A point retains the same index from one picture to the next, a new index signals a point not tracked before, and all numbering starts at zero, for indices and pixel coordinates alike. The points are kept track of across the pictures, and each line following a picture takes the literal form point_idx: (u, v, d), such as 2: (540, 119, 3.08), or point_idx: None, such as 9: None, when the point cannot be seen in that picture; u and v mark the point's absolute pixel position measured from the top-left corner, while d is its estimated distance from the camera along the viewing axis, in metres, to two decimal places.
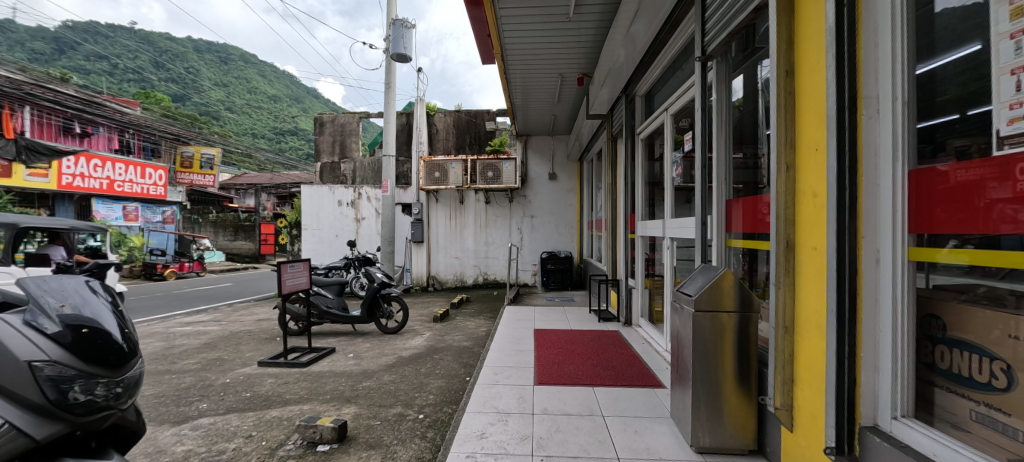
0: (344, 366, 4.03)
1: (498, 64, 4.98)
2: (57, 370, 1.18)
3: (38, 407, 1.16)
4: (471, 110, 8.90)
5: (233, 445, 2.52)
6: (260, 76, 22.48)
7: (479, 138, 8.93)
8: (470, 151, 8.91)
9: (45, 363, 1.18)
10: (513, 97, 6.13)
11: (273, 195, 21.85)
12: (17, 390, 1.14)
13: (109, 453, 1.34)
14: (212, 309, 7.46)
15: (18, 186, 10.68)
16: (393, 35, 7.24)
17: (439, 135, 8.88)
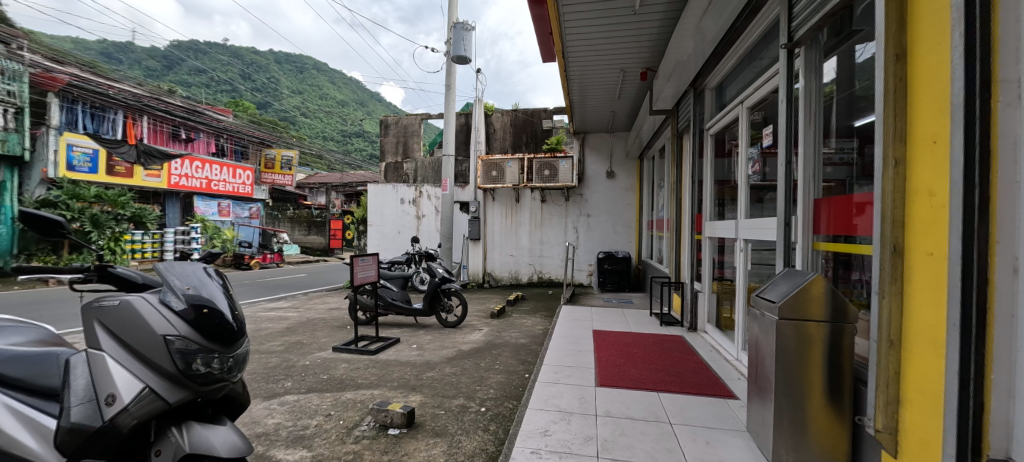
0: (408, 356, 4.24)
1: (558, 61, 4.92)
2: (185, 344, 1.36)
3: (170, 375, 1.34)
4: (528, 108, 8.93)
5: (315, 422, 2.75)
6: (329, 83, 24.34)
7: (535, 136, 8.94)
8: (527, 149, 8.94)
9: (176, 337, 1.36)
10: (571, 94, 6.05)
11: (341, 193, 23.42)
12: (156, 360, 1.34)
13: (223, 421, 1.51)
14: (289, 297, 8.14)
15: (137, 185, 12.21)
16: (454, 38, 7.46)
17: (497, 134, 8.99)
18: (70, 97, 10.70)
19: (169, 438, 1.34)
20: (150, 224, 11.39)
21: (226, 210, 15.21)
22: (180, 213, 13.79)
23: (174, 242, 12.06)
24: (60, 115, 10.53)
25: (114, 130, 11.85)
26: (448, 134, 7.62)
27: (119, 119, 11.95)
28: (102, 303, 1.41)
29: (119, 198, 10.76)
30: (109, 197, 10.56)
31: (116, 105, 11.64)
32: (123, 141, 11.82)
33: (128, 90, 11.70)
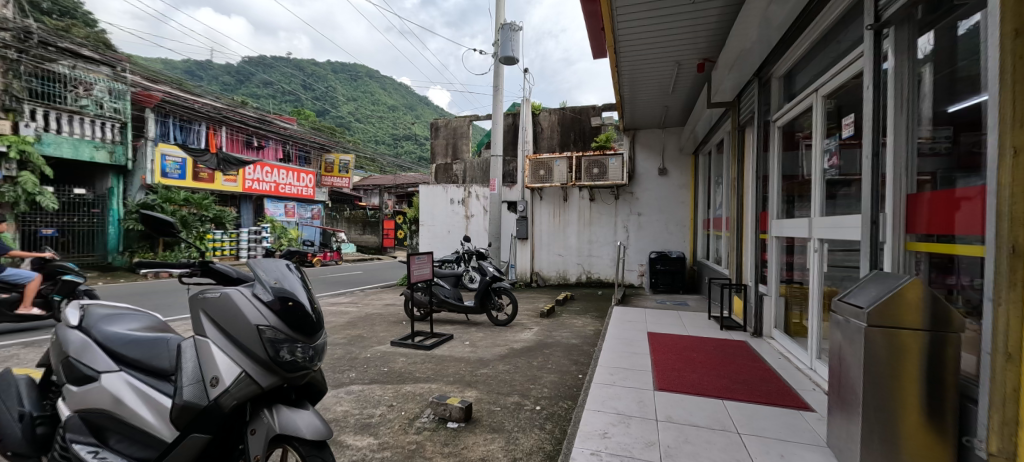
0: (462, 352, 4.34)
1: (608, 57, 4.82)
2: (274, 333, 1.50)
3: (262, 362, 1.48)
4: (576, 106, 8.81)
5: (379, 412, 2.90)
6: (381, 90, 25.51)
7: (583, 134, 8.80)
8: (575, 148, 8.82)
9: (266, 327, 1.50)
10: (620, 89, 5.89)
11: (393, 195, 24.43)
12: (251, 347, 1.49)
13: (305, 405, 1.67)
14: (347, 293, 8.59)
15: (218, 189, 13.63)
16: (502, 39, 7.52)
17: (544, 133, 8.94)
18: (163, 112, 12.28)
19: (263, 418, 1.50)
20: (228, 224, 12.79)
21: (291, 211, 16.41)
22: (252, 214, 15.08)
23: (248, 240, 13.42)
24: (155, 128, 12.08)
25: (199, 140, 13.37)
26: (496, 135, 7.72)
27: (203, 129, 13.42)
28: (205, 295, 1.58)
29: (204, 201, 12.06)
30: (195, 201, 11.84)
31: (200, 117, 13.20)
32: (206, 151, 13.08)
33: (210, 104, 13.39)
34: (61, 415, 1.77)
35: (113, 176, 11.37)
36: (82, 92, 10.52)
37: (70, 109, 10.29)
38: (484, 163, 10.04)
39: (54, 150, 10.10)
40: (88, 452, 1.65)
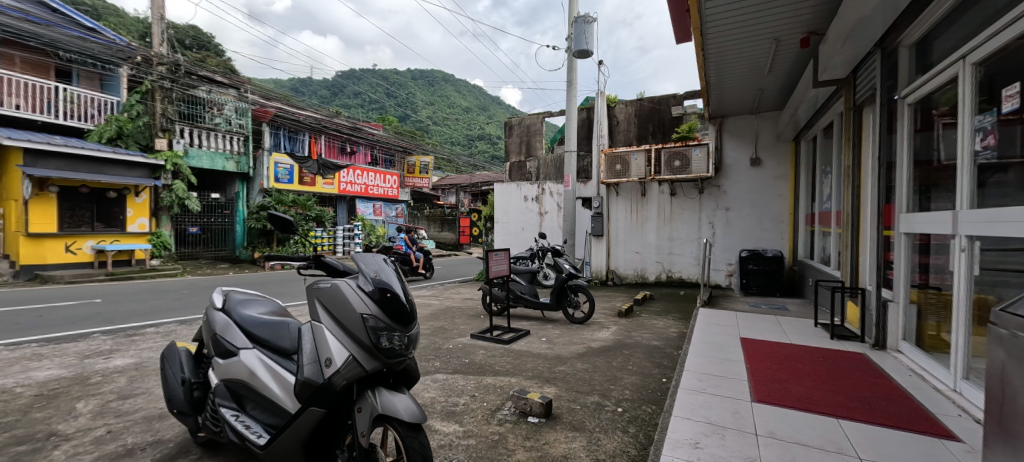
0: (539, 348, 4.36)
1: (694, 40, 4.50)
2: (375, 321, 1.65)
3: (366, 347, 1.65)
4: (654, 96, 8.35)
5: (463, 401, 3.02)
6: (456, 92, 26.57)
7: (663, 125, 8.32)
8: (654, 140, 8.36)
9: (369, 316, 1.66)
10: (707, 75, 5.47)
11: (468, 193, 25.30)
12: (356, 333, 1.65)
13: (402, 390, 1.82)
14: (428, 287, 9.06)
15: (318, 192, 15.10)
16: (575, 33, 7.38)
17: (620, 126, 8.60)
18: (276, 124, 14.16)
19: (367, 399, 1.67)
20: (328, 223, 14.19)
21: (378, 210, 17.69)
22: (346, 213, 16.55)
23: (343, 238, 14.81)
24: (269, 139, 13.84)
25: (303, 148, 15.15)
26: (571, 130, 7.61)
27: (306, 139, 15.22)
28: (319, 286, 1.79)
29: (307, 202, 13.50)
30: (301, 203, 13.27)
31: (304, 128, 14.85)
32: (308, 158, 14.70)
33: (313, 116, 14.90)
34: (211, 383, 2.10)
35: (239, 182, 13.36)
36: (216, 112, 12.64)
37: (208, 126, 12.38)
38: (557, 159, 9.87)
39: (197, 162, 12.15)
40: (232, 415, 1.96)
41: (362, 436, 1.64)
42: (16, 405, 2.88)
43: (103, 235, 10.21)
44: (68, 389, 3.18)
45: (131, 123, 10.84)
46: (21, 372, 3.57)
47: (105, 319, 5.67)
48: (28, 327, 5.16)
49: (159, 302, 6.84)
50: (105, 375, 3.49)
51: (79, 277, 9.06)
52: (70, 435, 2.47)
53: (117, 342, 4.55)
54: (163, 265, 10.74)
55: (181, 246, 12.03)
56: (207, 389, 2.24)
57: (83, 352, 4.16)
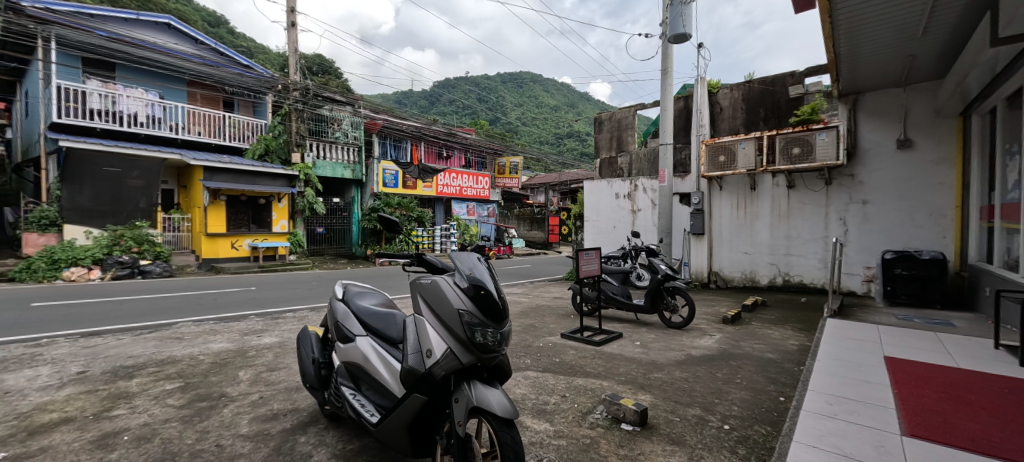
0: (634, 352, 4.13)
1: (819, 8, 3.91)
2: (470, 317, 1.74)
3: (462, 341, 1.74)
4: (767, 76, 7.39)
5: (553, 400, 2.97)
6: (544, 92, 26.66)
7: (779, 108, 7.30)
8: (766, 126, 7.40)
9: (464, 312, 1.75)
10: (836, 46, 4.71)
11: (557, 192, 25.23)
12: (453, 327, 1.74)
13: (495, 386, 1.85)
14: (520, 284, 9.20)
15: (419, 194, 16.23)
16: (671, 16, 6.86)
17: (724, 113, 7.82)
18: (384, 134, 15.63)
19: (463, 391, 1.72)
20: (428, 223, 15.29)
21: (471, 210, 18.48)
22: (443, 213, 17.54)
23: (440, 237, 15.75)
24: (378, 148, 15.29)
25: (405, 155, 16.44)
26: (666, 122, 7.12)
27: (407, 146, 16.45)
28: (421, 282, 1.92)
29: (410, 204, 14.74)
30: (405, 205, 14.58)
31: (407, 136, 16.12)
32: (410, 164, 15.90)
33: (414, 125, 16.07)
34: (336, 364, 2.34)
35: (353, 188, 14.95)
36: (337, 127, 14.37)
37: (330, 140, 14.11)
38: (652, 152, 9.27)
39: (323, 171, 13.93)
40: (350, 394, 2.14)
41: (459, 426, 1.67)
42: (201, 369, 3.52)
43: (257, 235, 12.14)
44: (234, 359, 3.81)
45: (275, 141, 12.82)
46: (203, 342, 4.38)
47: (255, 304, 6.74)
48: (204, 308, 6.35)
49: (295, 291, 7.93)
50: (258, 350, 4.12)
51: (240, 268, 10.90)
52: (235, 397, 2.94)
53: (266, 323, 5.37)
54: (299, 259, 12.46)
55: (311, 244, 13.83)
56: (332, 369, 2.49)
57: (243, 330, 4.98)
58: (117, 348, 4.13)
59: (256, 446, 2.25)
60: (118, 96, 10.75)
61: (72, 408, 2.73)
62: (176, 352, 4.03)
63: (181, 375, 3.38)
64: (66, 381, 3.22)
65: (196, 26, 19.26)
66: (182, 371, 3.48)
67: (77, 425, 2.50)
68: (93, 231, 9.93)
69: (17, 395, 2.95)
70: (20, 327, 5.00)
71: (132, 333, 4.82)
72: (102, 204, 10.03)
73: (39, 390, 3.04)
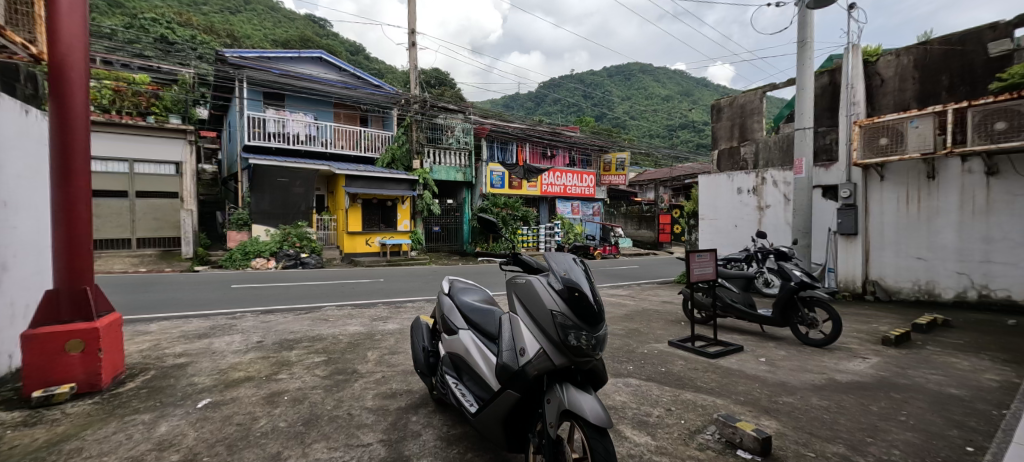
0: (757, 370, 3.53)
1: None
2: (564, 319, 1.64)
3: (555, 343, 1.63)
4: (952, 35, 5.80)
5: (656, 412, 2.65)
6: (656, 82, 25.08)
7: (971, 72, 5.67)
8: (950, 98, 5.83)
9: (557, 313, 1.65)
10: None
11: (670, 188, 23.59)
12: (546, 328, 1.65)
13: (589, 391, 1.70)
14: (628, 286, 8.73)
15: (525, 194, 16.48)
16: None
17: (886, 87, 6.38)
18: (491, 137, 16.24)
19: (555, 391, 1.59)
20: (532, 221, 15.51)
21: (576, 209, 18.23)
22: (548, 213, 17.57)
23: (545, 236, 15.80)
24: (486, 151, 15.97)
25: (511, 157, 16.86)
26: (804, 102, 6.09)
27: (513, 148, 16.88)
28: (516, 281, 1.86)
29: (515, 203, 15.12)
30: (511, 204, 14.99)
31: (513, 138, 16.53)
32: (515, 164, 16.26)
33: (519, 127, 16.38)
34: (441, 354, 2.36)
35: (465, 190, 15.78)
36: (451, 134, 15.36)
37: (444, 146, 15.15)
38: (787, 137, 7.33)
39: (438, 175, 14.96)
40: (453, 383, 2.13)
41: (550, 428, 1.54)
42: (339, 347, 3.93)
43: (386, 233, 13.51)
44: (363, 340, 4.20)
45: (400, 149, 14.31)
46: (337, 324, 4.94)
47: (380, 293, 7.48)
48: (340, 294, 7.24)
49: (415, 284, 8.60)
50: (380, 334, 4.48)
51: (372, 262, 12.27)
52: (365, 373, 3.18)
53: (388, 310, 5.89)
54: (419, 255, 13.58)
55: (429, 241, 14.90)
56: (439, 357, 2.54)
57: (370, 315, 5.51)
58: (276, 323, 4.88)
59: (377, 419, 2.38)
60: (287, 121, 12.92)
61: (253, 369, 3.22)
62: (322, 330, 4.59)
63: (325, 350, 3.83)
64: (250, 347, 3.85)
65: (340, 54, 22.40)
66: (326, 347, 3.93)
67: (253, 383, 2.93)
68: (270, 230, 11.79)
69: (218, 355, 3.60)
70: (215, 302, 6.24)
71: (289, 312, 5.67)
72: (275, 207, 11.83)
73: (233, 353, 3.68)
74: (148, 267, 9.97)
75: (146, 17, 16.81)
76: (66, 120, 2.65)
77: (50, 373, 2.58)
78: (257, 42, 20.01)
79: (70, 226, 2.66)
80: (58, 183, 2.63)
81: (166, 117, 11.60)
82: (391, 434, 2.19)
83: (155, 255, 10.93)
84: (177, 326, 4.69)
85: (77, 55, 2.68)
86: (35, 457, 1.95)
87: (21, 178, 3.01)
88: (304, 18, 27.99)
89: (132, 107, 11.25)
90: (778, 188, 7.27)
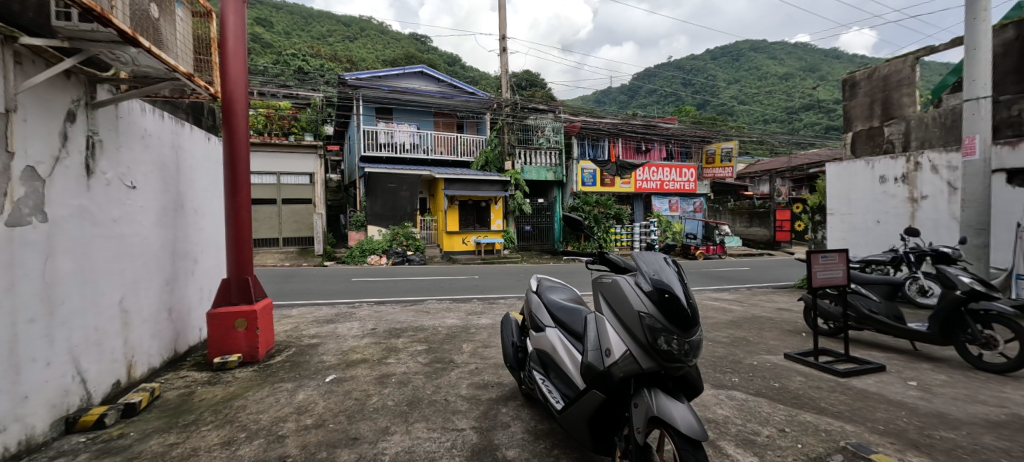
0: (898, 394, 3.03)
1: None
2: (651, 321, 1.62)
3: (643, 346, 1.62)
4: None
5: (766, 432, 2.42)
6: (770, 61, 22.46)
7: None
8: None
9: (645, 314, 1.64)
10: None
11: (787, 180, 21.02)
12: (634, 330, 1.65)
13: (680, 399, 1.65)
14: (734, 290, 8.04)
15: (617, 191, 16.06)
16: None
17: None
18: (582, 135, 16.08)
19: (643, 396, 1.58)
20: (625, 220, 15.04)
21: (674, 205, 17.24)
22: (643, 211, 16.89)
23: (640, 234, 15.25)
24: (577, 149, 15.83)
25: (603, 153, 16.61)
26: (978, 65, 4.77)
27: (605, 144, 16.53)
28: (603, 281, 1.87)
29: (608, 201, 14.80)
30: (603, 202, 14.69)
31: (605, 134, 16.18)
32: (607, 160, 15.91)
33: (611, 123, 15.93)
34: (529, 350, 2.43)
35: (556, 189, 15.88)
36: (541, 134, 15.56)
37: (535, 146, 15.42)
38: (953, 110, 5.78)
39: (529, 175, 15.29)
40: (540, 379, 2.19)
41: (637, 433, 1.54)
42: (440, 338, 4.28)
43: (480, 232, 14.20)
44: (461, 333, 4.50)
45: (492, 152, 14.78)
46: (440, 317, 5.35)
47: (479, 289, 7.90)
48: (443, 289, 7.81)
49: (510, 281, 8.92)
50: (478, 328, 4.74)
51: (469, 260, 12.99)
52: (461, 364, 3.44)
53: (485, 306, 6.21)
54: (511, 253, 14.02)
55: (522, 240, 15.28)
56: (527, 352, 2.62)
57: (469, 310, 5.86)
58: (389, 314, 5.44)
59: (471, 407, 2.56)
60: (394, 132, 14.31)
61: (368, 353, 3.66)
62: (425, 322, 5.02)
63: (427, 340, 4.19)
64: (366, 333, 4.38)
65: (440, 66, 24.00)
66: (428, 337, 4.31)
67: (368, 364, 3.34)
68: (382, 230, 12.98)
69: (342, 339, 4.14)
70: (342, 293, 7.18)
71: (400, 304, 6.29)
72: (387, 210, 13.07)
73: (353, 337, 4.20)
74: (291, 262, 11.77)
75: (287, 52, 19.87)
76: (233, 142, 3.28)
77: (224, 346, 3.23)
78: (370, 64, 22.34)
79: (238, 227, 3.31)
80: (229, 194, 3.29)
81: (302, 135, 14.01)
82: (483, 422, 2.34)
83: (295, 252, 12.85)
84: (311, 312, 5.50)
85: (238, 88, 3.31)
86: (215, 409, 2.47)
87: (206, 191, 3.81)
88: (408, 37, 30.60)
89: (278, 129, 13.73)
90: (939, 175, 5.71)
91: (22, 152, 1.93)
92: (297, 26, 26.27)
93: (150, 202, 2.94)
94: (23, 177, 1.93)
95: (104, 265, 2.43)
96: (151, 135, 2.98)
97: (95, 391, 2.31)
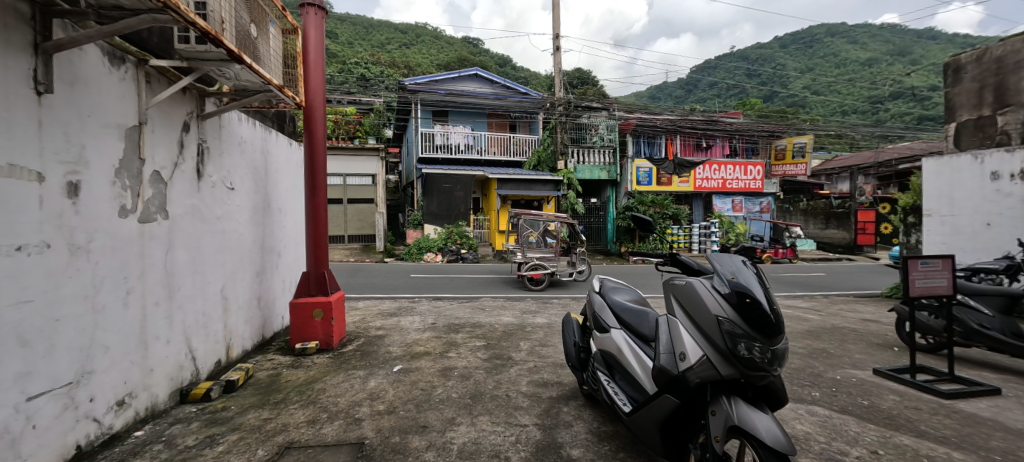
0: (1017, 422, 2.66)
1: None
2: (731, 326, 1.56)
3: (721, 351, 1.56)
4: None
5: (855, 453, 2.23)
6: (850, 46, 20.44)
7: None
8: None
9: (724, 319, 1.58)
10: None
11: (872, 177, 19.02)
12: (711, 335, 1.59)
13: (763, 409, 1.58)
14: (809, 297, 7.42)
15: (675, 190, 15.35)
16: None
17: None
18: (637, 133, 15.63)
19: (721, 404, 1.52)
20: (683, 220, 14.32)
21: (738, 206, 16.19)
22: (703, 211, 16.07)
23: (699, 236, 14.47)
24: (632, 147, 15.44)
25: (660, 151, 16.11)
26: None
27: (662, 141, 16.00)
28: (674, 282, 1.82)
29: (665, 200, 14.15)
30: (659, 202, 14.12)
31: (661, 131, 15.64)
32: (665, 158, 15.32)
33: (669, 119, 15.31)
34: (594, 350, 2.41)
35: (611, 188, 15.57)
36: (595, 133, 15.33)
37: (589, 145, 15.24)
38: None
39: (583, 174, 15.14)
40: (605, 380, 2.16)
41: (715, 442, 1.49)
42: (496, 335, 4.37)
43: None
44: (517, 331, 4.56)
45: (545, 152, 14.79)
46: (496, 314, 5.46)
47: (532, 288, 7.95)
48: (494, 288, 7.91)
49: (563, 281, 8.88)
50: (533, 326, 4.79)
51: None
52: (518, 361, 3.49)
53: (539, 305, 6.24)
54: None
55: None
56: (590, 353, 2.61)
57: (523, 308, 5.92)
58: (448, 309, 5.64)
59: (532, 404, 2.59)
60: (450, 134, 14.77)
61: (429, 346, 3.82)
62: (482, 318, 5.14)
63: (484, 336, 4.29)
64: (428, 327, 4.57)
65: (491, 67, 24.34)
66: (485, 333, 4.41)
67: (431, 357, 3.49)
68: (438, 228, 13.44)
69: (406, 331, 4.35)
70: (402, 288, 7.54)
71: (456, 300, 6.49)
72: (443, 209, 13.51)
73: (416, 331, 4.41)
74: (355, 258, 12.51)
75: (351, 61, 21.10)
76: (313, 145, 3.56)
77: (304, 333, 3.52)
78: (425, 69, 23.17)
79: (316, 224, 3.59)
80: (309, 193, 3.58)
81: (365, 138, 14.79)
82: (546, 420, 2.37)
83: (358, 248, 13.64)
84: (376, 305, 5.83)
85: (317, 95, 3.59)
86: (299, 390, 2.71)
87: (289, 191, 4.17)
88: (461, 41, 31.37)
89: (343, 134, 14.53)
90: None
91: (151, 158, 2.24)
92: (359, 36, 27.85)
93: (245, 202, 3.28)
94: (152, 179, 2.24)
95: (210, 256, 2.75)
96: (246, 141, 3.32)
97: (201, 367, 2.62)
